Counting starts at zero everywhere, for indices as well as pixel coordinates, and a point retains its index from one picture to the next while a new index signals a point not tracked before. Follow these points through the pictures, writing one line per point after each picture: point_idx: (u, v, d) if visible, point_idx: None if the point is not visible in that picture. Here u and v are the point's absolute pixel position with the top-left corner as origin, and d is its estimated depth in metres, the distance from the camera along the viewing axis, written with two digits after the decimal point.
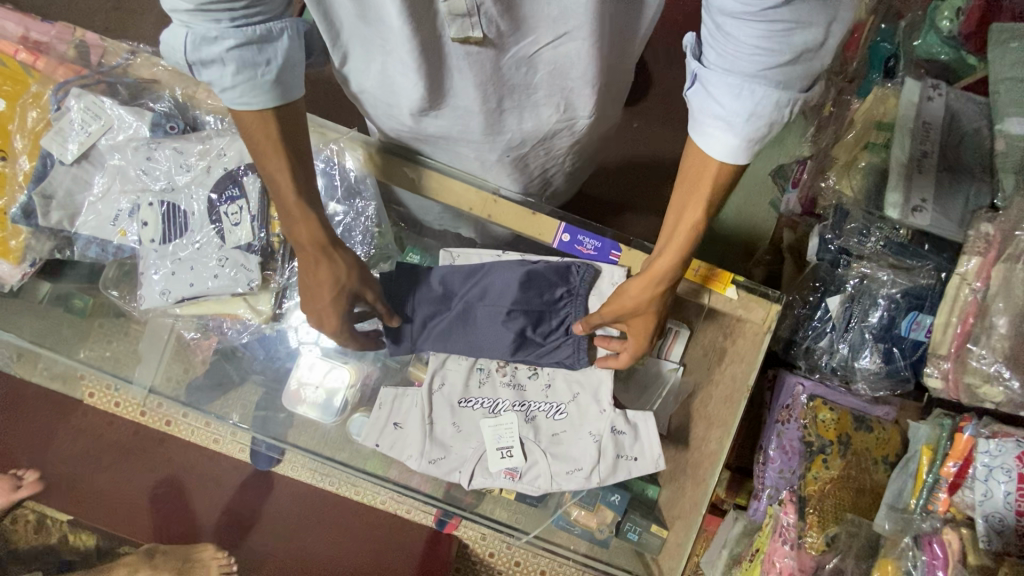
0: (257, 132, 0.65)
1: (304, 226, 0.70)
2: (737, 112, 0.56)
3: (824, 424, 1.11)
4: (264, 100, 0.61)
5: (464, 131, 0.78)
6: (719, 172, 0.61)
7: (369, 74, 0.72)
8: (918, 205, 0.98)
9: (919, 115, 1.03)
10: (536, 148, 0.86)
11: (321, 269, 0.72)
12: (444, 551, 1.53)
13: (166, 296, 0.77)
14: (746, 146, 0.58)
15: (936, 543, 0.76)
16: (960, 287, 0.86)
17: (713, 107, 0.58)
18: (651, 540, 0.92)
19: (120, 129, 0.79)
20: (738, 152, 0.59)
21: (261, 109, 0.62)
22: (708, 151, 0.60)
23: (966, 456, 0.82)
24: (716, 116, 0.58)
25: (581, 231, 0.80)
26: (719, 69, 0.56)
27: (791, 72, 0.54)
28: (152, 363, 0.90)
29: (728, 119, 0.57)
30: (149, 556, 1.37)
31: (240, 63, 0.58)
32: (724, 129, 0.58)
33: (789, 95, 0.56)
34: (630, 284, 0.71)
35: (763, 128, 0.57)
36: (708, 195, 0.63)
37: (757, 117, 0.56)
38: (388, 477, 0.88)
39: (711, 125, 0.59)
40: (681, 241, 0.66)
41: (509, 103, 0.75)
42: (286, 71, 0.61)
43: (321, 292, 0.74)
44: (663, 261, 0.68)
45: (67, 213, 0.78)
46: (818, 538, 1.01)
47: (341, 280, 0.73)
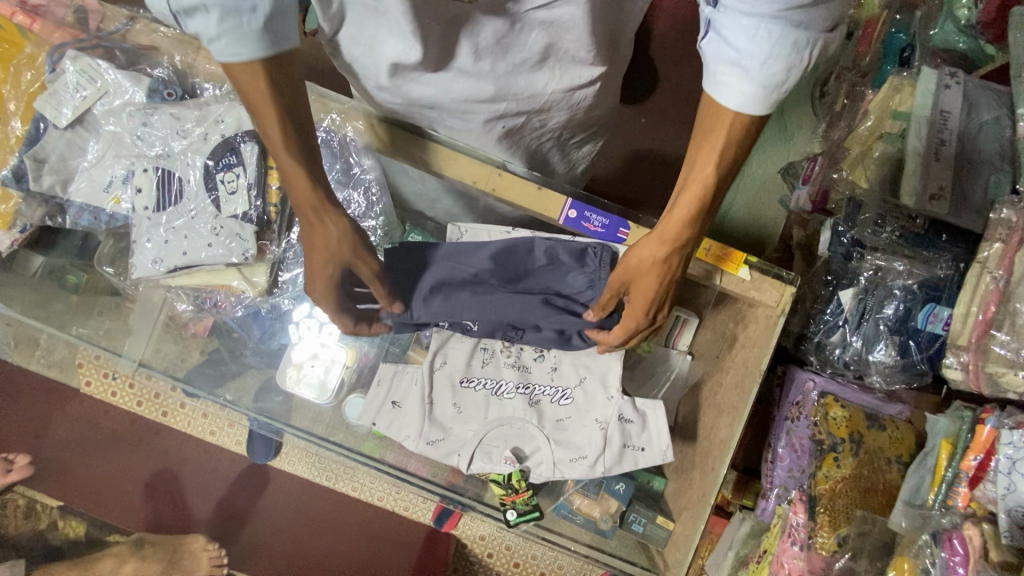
0: (250, 87, 0.58)
1: (299, 187, 0.63)
2: (754, 54, 0.54)
3: (835, 422, 1.08)
4: (252, 50, 0.54)
5: (457, 95, 0.74)
6: (730, 129, 0.58)
7: (359, 40, 0.69)
8: (936, 192, 0.95)
9: (935, 104, 0.99)
10: (531, 120, 0.83)
11: (315, 236, 0.65)
12: (441, 550, 1.49)
13: (157, 265, 0.75)
14: (763, 92, 0.55)
15: (957, 540, 0.72)
16: (982, 274, 0.82)
17: (727, 52, 0.55)
18: (657, 532, 0.89)
19: (117, 94, 0.77)
20: (753, 101, 0.56)
21: (251, 61, 0.55)
22: (720, 100, 0.57)
23: (988, 449, 0.78)
24: (731, 61, 0.55)
25: (588, 207, 0.77)
26: (736, 11, 0.54)
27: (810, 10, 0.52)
28: (142, 337, 0.87)
29: (744, 65, 0.55)
30: (137, 548, 1.42)
31: (222, 10, 0.52)
32: (739, 75, 0.55)
33: (810, 37, 0.54)
34: (635, 251, 0.66)
35: (783, 73, 0.54)
36: (720, 146, 0.58)
37: (773, 60, 0.54)
38: (384, 461, 0.87)
39: (725, 72, 0.56)
40: (688, 198, 0.61)
41: (504, 66, 0.72)
42: (276, 19, 0.54)
43: (316, 258, 0.67)
44: (675, 220, 0.62)
45: (60, 177, 0.77)
46: (829, 537, 0.97)
47: (331, 248, 0.66)
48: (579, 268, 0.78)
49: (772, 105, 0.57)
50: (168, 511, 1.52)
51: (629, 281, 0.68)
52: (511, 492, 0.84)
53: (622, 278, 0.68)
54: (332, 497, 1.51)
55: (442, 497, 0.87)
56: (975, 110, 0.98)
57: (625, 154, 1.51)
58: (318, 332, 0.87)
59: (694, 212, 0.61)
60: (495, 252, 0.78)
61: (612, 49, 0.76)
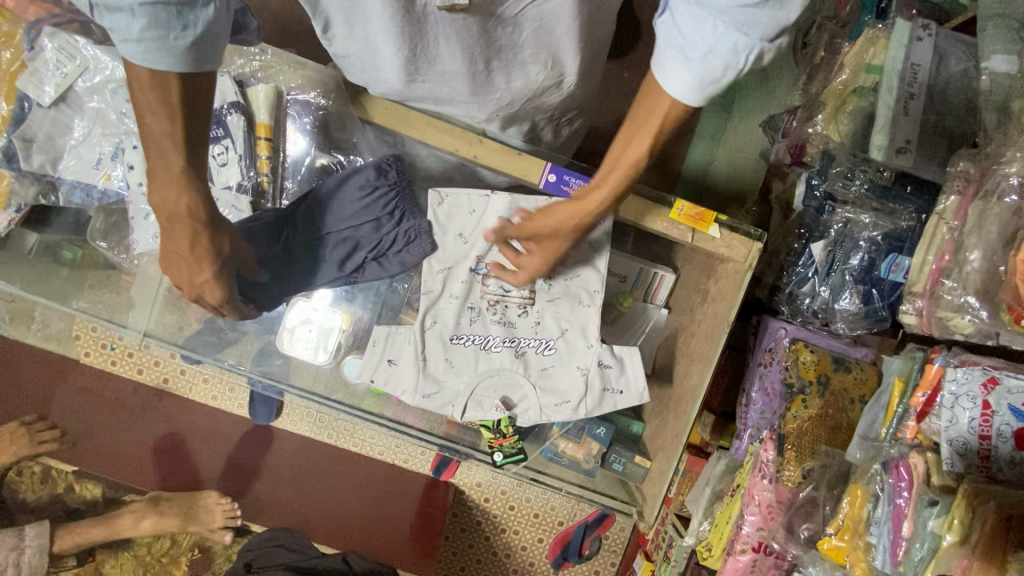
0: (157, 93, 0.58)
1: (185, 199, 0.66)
2: (698, 47, 0.54)
3: (804, 366, 1.16)
4: (169, 63, 0.56)
5: (453, 92, 0.77)
6: (663, 121, 0.61)
7: (352, 39, 0.70)
8: (902, 146, 0.99)
9: (907, 57, 1.01)
10: (527, 107, 0.83)
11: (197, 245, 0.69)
12: (441, 496, 1.65)
13: (158, 238, 0.81)
14: (700, 87, 0.56)
15: (903, 466, 0.81)
16: (939, 225, 0.88)
17: (676, 40, 0.56)
18: (635, 470, 0.97)
19: (96, 70, 0.80)
20: (689, 91, 0.57)
21: (167, 71, 0.56)
22: (662, 85, 0.59)
23: (934, 386, 0.85)
24: (677, 50, 0.56)
25: (567, 171, 0.81)
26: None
27: (758, 14, 0.50)
28: (145, 309, 0.90)
29: (687, 56, 0.55)
30: (153, 505, 1.58)
31: (151, 18, 0.53)
32: (682, 65, 0.56)
33: (751, 42, 0.52)
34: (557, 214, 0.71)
35: (721, 73, 0.55)
36: (650, 138, 0.63)
37: (713, 57, 0.54)
38: (383, 416, 0.94)
39: (671, 60, 0.57)
40: (616, 179, 0.67)
41: (497, 63, 0.73)
42: (206, 36, 0.56)
43: (199, 268, 0.71)
44: (592, 198, 0.69)
45: (49, 156, 0.82)
46: (795, 471, 1.09)
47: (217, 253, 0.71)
48: (382, 186, 0.87)
49: (712, 96, 0.58)
50: (176, 471, 1.65)
51: (543, 237, 0.74)
52: (498, 435, 0.91)
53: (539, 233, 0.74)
54: (342, 456, 1.65)
55: (439, 445, 0.95)
56: (944, 62, 1.01)
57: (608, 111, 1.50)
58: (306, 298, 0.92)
59: (606, 197, 0.69)
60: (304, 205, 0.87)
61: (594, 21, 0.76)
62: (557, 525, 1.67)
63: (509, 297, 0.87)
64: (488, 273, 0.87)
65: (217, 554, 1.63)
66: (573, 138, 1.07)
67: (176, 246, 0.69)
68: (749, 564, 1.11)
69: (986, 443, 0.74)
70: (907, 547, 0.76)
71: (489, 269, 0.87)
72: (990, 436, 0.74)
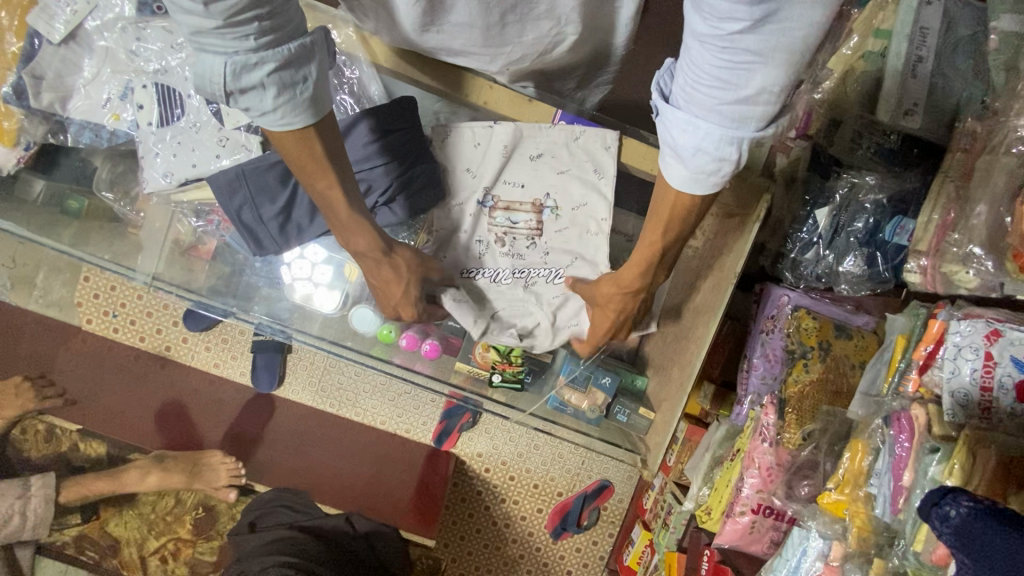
0: (299, 152, 0.64)
1: (362, 236, 0.74)
2: (686, 146, 0.58)
3: (806, 332, 1.19)
4: (306, 118, 0.59)
5: (466, 44, 0.76)
6: (673, 205, 0.64)
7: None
8: (910, 108, 1.00)
9: (916, 20, 1.02)
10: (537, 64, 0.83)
11: (384, 270, 0.78)
12: (443, 467, 1.67)
13: (167, 178, 0.83)
14: (697, 178, 0.60)
15: (904, 419, 0.82)
16: (943, 183, 0.89)
17: (667, 138, 0.59)
18: (639, 421, 0.98)
19: (106, 8, 0.83)
20: (687, 184, 0.60)
21: (302, 128, 0.60)
22: (664, 176, 0.63)
23: (937, 340, 0.84)
24: (671, 148, 0.60)
25: (575, 120, 0.90)
26: (680, 100, 0.57)
27: (744, 110, 0.54)
28: (154, 253, 0.90)
29: (677, 153, 0.59)
30: (159, 461, 1.59)
31: (280, 86, 0.56)
32: (676, 159, 0.60)
33: (739, 135, 0.55)
34: (603, 289, 0.80)
35: (714, 165, 0.58)
36: (663, 221, 0.67)
37: (703, 153, 0.57)
38: (391, 362, 0.92)
39: (668, 155, 0.61)
40: (640, 259, 0.72)
41: (511, 17, 0.72)
42: (324, 86, 0.59)
43: (392, 288, 0.81)
44: (627, 277, 0.76)
45: (58, 95, 0.84)
46: (795, 434, 1.11)
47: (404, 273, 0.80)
48: (400, 129, 0.85)
49: (710, 189, 0.61)
50: (181, 435, 1.66)
51: (594, 299, 0.84)
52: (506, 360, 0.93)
53: (592, 298, 0.83)
54: (345, 424, 1.66)
55: (456, 390, 0.94)
56: (955, 27, 1.02)
57: None
58: (309, 284, 0.91)
59: (644, 268, 0.73)
60: None
61: None
62: (556, 496, 1.69)
63: (517, 228, 0.91)
64: (495, 206, 0.90)
65: (221, 513, 1.63)
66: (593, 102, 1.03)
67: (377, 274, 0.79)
68: (747, 525, 1.15)
69: (988, 395, 0.75)
70: (908, 493, 0.77)
71: (496, 202, 0.90)
72: (992, 387, 0.75)
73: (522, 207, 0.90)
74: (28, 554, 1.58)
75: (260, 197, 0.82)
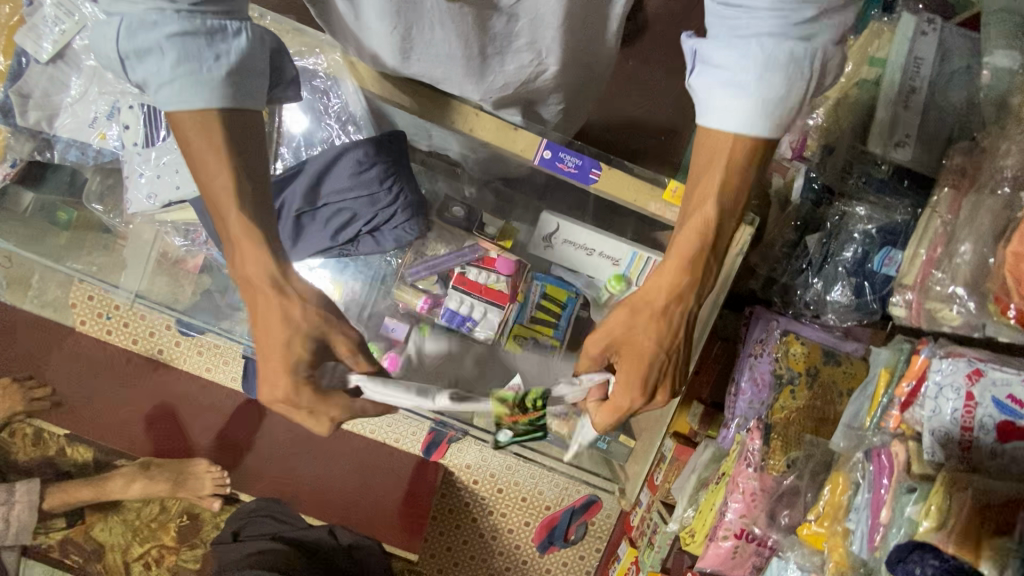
0: (199, 136, 0.58)
1: (254, 259, 0.60)
2: (749, 75, 0.56)
3: (794, 358, 1.18)
4: (205, 98, 0.56)
5: (449, 74, 0.79)
6: (731, 153, 0.60)
7: (349, 22, 0.74)
8: (901, 139, 1.00)
9: (910, 52, 1.02)
10: (519, 94, 0.86)
11: (272, 307, 0.61)
12: (432, 477, 1.68)
13: (151, 200, 0.81)
14: (764, 106, 0.57)
15: (884, 456, 0.82)
16: (932, 217, 0.88)
17: (722, 78, 0.58)
18: (618, 448, 1.00)
19: (95, 25, 0.81)
20: (755, 115, 0.57)
21: (205, 107, 0.56)
22: (722, 124, 0.59)
23: (920, 376, 0.84)
24: (729, 86, 0.57)
25: (562, 148, 0.83)
26: (727, 43, 0.57)
27: (808, 29, 0.55)
28: (137, 270, 0.94)
29: (741, 87, 0.57)
30: (144, 468, 1.58)
31: (182, 54, 0.54)
32: (738, 94, 0.57)
33: (804, 54, 0.55)
34: (622, 319, 0.65)
35: (779, 90, 0.56)
36: (712, 196, 0.61)
37: (768, 77, 0.56)
38: None
39: (723, 97, 0.58)
40: (675, 256, 0.63)
41: (491, 50, 0.76)
42: (240, 72, 0.57)
43: (273, 330, 0.61)
44: (659, 283, 0.63)
45: (45, 114, 0.84)
46: (779, 460, 1.10)
47: (297, 322, 0.61)
48: (379, 162, 0.84)
49: (773, 124, 0.58)
50: (168, 440, 1.66)
51: (615, 345, 0.66)
52: (511, 414, 0.69)
53: (610, 344, 0.66)
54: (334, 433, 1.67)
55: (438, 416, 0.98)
56: (946, 59, 1.01)
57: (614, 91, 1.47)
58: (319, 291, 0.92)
59: (689, 261, 0.62)
60: (305, 174, 0.85)
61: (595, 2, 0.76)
62: (544, 509, 1.69)
63: None
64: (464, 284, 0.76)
65: (206, 521, 1.64)
66: (571, 121, 1.05)
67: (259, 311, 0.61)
68: (730, 550, 1.13)
69: (968, 433, 0.75)
70: (884, 532, 0.76)
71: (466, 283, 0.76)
72: (973, 427, 0.75)
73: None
74: (12, 558, 1.58)
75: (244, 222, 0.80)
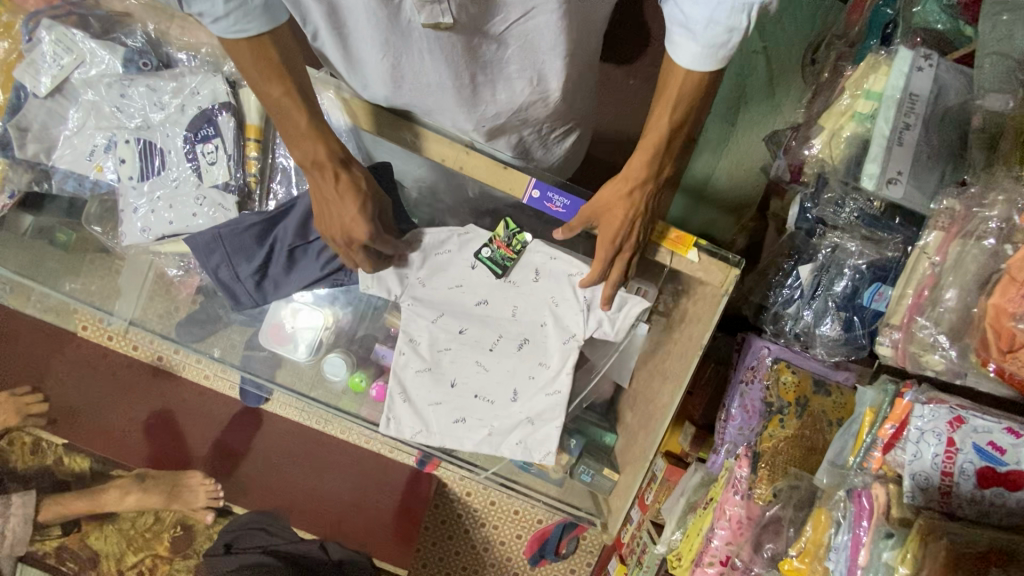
0: (254, 59, 0.69)
1: (320, 144, 0.74)
2: (698, 18, 0.61)
3: (784, 386, 1.20)
4: (258, 25, 0.66)
5: (440, 102, 0.80)
6: (683, 81, 0.66)
7: (334, 51, 0.75)
8: (893, 176, 0.97)
9: (906, 86, 0.98)
10: (512, 120, 0.87)
11: (341, 181, 0.75)
12: (422, 488, 1.68)
13: (145, 233, 0.89)
14: (708, 52, 0.63)
15: (866, 497, 0.82)
16: (921, 260, 0.88)
17: (679, 16, 0.63)
18: (603, 482, 1.01)
19: (92, 63, 0.90)
20: (700, 59, 0.63)
21: (256, 35, 0.66)
22: (675, 58, 0.65)
23: (903, 419, 0.85)
24: (682, 24, 0.63)
25: (550, 188, 0.81)
26: None
27: None
28: (132, 298, 0.96)
29: (689, 29, 0.62)
30: (138, 480, 1.64)
31: None
32: (688, 36, 0.63)
33: (748, 1, 0.58)
34: (603, 192, 0.75)
35: (725, 35, 0.61)
36: (674, 101, 0.68)
37: (715, 23, 0.60)
38: (360, 415, 0.95)
39: (678, 35, 0.64)
40: (646, 144, 0.71)
41: (482, 78, 0.77)
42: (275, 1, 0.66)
43: (345, 202, 0.76)
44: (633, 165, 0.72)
45: (44, 146, 0.92)
46: (766, 489, 1.11)
47: (358, 189, 0.76)
48: None
49: (720, 62, 0.64)
50: (162, 448, 1.68)
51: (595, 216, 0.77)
52: (505, 239, 0.84)
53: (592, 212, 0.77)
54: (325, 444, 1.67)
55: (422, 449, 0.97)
56: (943, 94, 0.98)
57: (607, 112, 1.49)
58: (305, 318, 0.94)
59: (652, 154, 0.71)
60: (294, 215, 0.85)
61: (582, 42, 0.77)
62: (536, 521, 1.70)
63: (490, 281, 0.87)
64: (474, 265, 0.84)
65: (199, 533, 1.67)
66: (572, 157, 1.15)
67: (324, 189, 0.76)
68: None
69: (947, 478, 0.75)
70: None
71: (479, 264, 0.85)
72: (953, 472, 0.75)
73: (488, 335, 0.88)
74: (11, 562, 1.62)
75: (237, 257, 0.86)
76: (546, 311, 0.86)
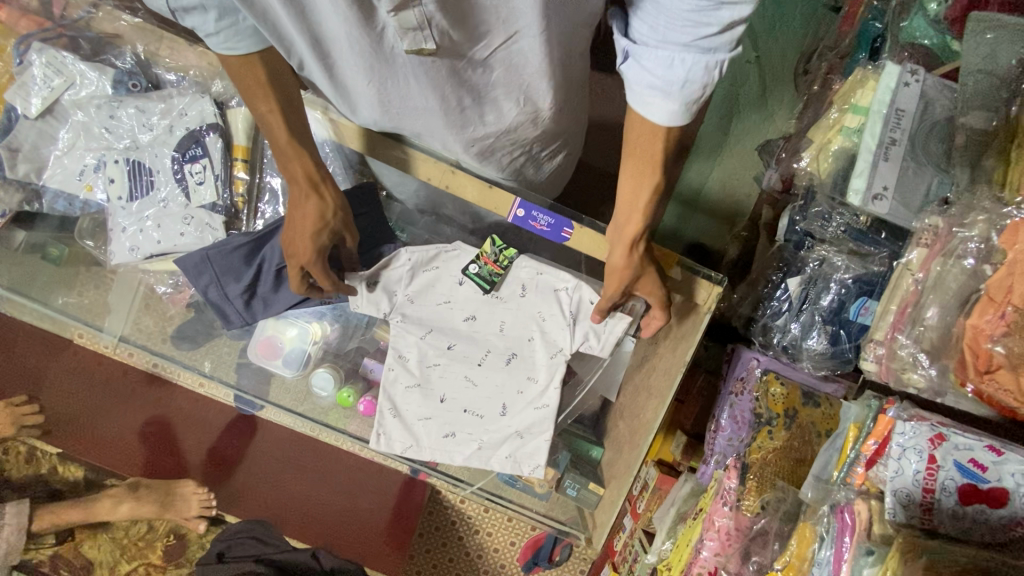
0: (245, 74, 0.73)
1: (298, 162, 0.76)
2: (672, 81, 0.61)
3: (774, 398, 1.20)
4: (250, 43, 0.70)
5: (428, 125, 0.81)
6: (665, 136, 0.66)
7: (323, 78, 0.76)
8: (879, 192, 0.98)
9: (893, 101, 0.98)
10: (502, 138, 0.87)
11: (309, 203, 0.77)
12: (417, 495, 1.70)
13: (134, 252, 0.92)
14: (684, 109, 0.63)
15: (847, 514, 0.82)
16: (903, 275, 0.92)
17: (647, 79, 0.63)
18: (589, 496, 1.02)
19: (82, 85, 0.92)
20: (675, 116, 0.63)
21: (247, 53, 0.71)
22: (649, 118, 0.65)
23: (885, 436, 0.86)
24: (650, 87, 0.63)
25: (535, 207, 0.82)
26: (652, 43, 0.61)
27: (717, 41, 0.58)
28: (121, 314, 1.00)
29: (665, 89, 0.62)
30: (131, 490, 1.65)
31: (221, 10, 0.66)
32: (662, 97, 0.62)
33: (718, 59, 0.60)
34: (620, 265, 0.74)
35: (698, 92, 0.62)
36: (657, 152, 0.67)
37: (689, 83, 0.61)
38: (348, 430, 0.99)
39: (649, 94, 0.63)
40: (642, 204, 0.70)
41: (468, 100, 0.78)
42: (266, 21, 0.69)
43: (303, 218, 0.77)
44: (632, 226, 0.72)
45: (34, 166, 0.93)
46: (754, 502, 1.10)
47: (324, 216, 0.77)
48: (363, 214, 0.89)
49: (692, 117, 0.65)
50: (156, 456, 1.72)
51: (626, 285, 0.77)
52: (491, 256, 0.84)
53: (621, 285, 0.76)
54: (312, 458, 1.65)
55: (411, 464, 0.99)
56: (929, 110, 0.98)
57: (599, 124, 1.49)
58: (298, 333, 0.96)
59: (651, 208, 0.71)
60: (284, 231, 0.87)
61: (567, 65, 0.77)
62: (529, 529, 1.70)
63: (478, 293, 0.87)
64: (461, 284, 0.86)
65: (192, 542, 1.71)
66: (563, 171, 1.15)
67: (299, 206, 0.78)
68: None
69: (928, 496, 0.75)
70: None
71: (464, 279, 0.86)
72: (935, 489, 0.75)
73: (477, 351, 0.88)
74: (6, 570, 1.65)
75: (225, 277, 0.87)
76: (534, 326, 0.87)
